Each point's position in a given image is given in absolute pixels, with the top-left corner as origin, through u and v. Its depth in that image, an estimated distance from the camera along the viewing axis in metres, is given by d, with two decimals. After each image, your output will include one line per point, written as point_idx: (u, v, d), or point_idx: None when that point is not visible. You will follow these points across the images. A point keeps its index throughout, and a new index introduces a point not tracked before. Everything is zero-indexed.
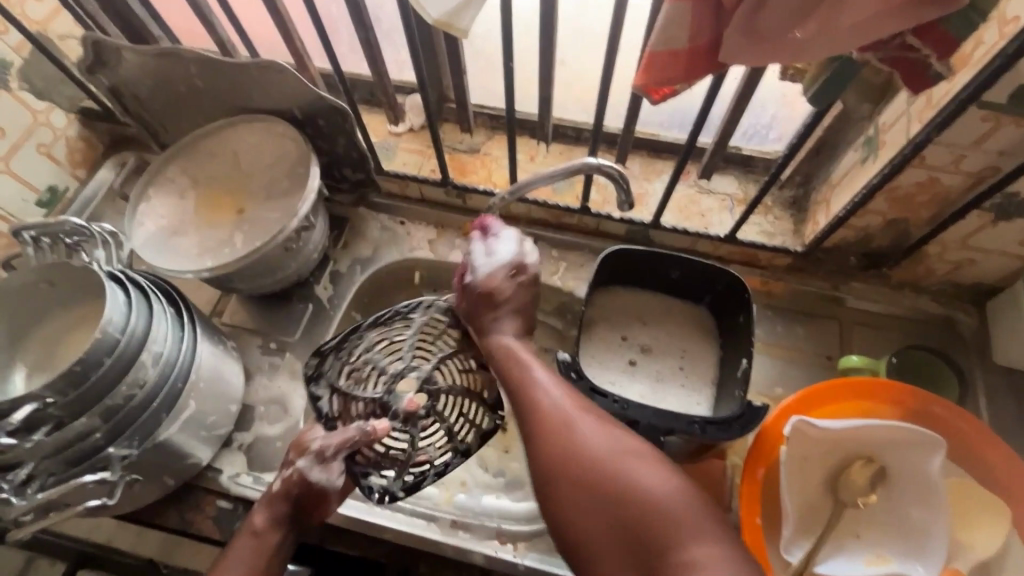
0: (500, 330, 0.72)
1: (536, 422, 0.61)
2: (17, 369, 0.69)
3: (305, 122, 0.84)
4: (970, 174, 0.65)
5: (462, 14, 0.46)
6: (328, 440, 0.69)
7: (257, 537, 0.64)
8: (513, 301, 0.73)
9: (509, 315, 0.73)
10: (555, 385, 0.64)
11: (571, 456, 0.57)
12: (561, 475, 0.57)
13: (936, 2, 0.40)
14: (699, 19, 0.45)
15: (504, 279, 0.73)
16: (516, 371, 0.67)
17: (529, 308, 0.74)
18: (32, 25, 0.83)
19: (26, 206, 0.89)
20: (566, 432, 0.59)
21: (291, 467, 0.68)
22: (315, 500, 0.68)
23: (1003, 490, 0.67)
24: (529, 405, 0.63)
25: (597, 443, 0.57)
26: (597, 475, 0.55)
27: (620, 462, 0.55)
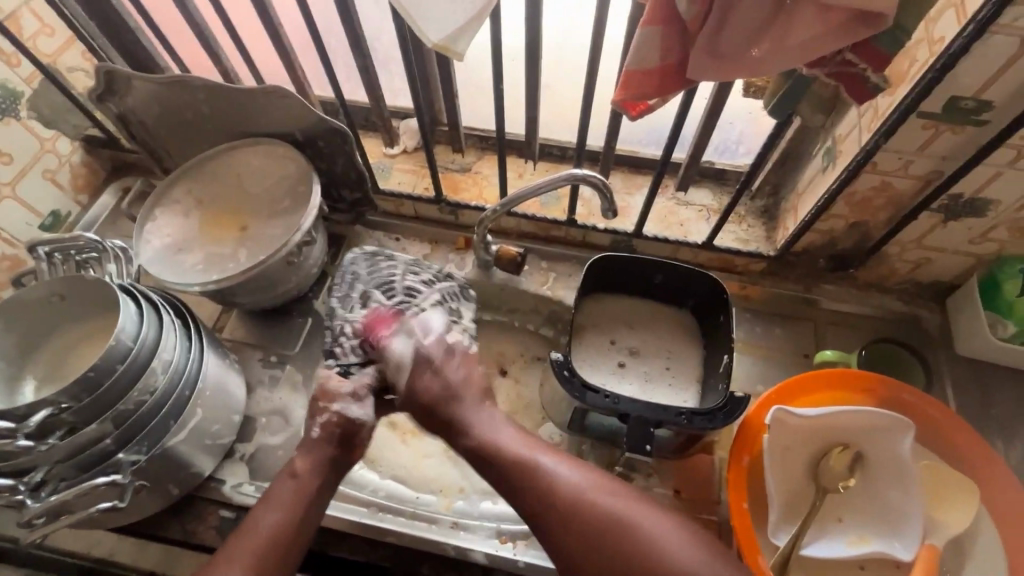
0: (464, 431, 0.66)
1: (520, 477, 0.61)
2: (27, 381, 0.71)
3: (306, 144, 0.88)
4: (918, 178, 0.72)
5: (459, 39, 0.51)
6: (356, 382, 0.72)
7: (296, 479, 0.65)
8: (456, 385, 0.69)
9: (455, 402, 0.68)
10: (546, 454, 0.62)
11: (572, 504, 0.57)
12: (572, 532, 0.57)
13: (867, 24, 0.47)
14: (668, 43, 0.52)
15: (445, 359, 0.71)
16: (488, 447, 0.64)
17: (475, 381, 0.71)
18: (43, 57, 0.87)
19: (30, 229, 0.92)
20: (645, 545, 0.54)
21: (327, 413, 0.70)
22: (355, 440, 0.70)
23: (971, 470, 0.72)
24: (514, 469, 0.61)
25: (607, 505, 0.57)
26: (629, 543, 0.55)
27: (631, 517, 0.56)
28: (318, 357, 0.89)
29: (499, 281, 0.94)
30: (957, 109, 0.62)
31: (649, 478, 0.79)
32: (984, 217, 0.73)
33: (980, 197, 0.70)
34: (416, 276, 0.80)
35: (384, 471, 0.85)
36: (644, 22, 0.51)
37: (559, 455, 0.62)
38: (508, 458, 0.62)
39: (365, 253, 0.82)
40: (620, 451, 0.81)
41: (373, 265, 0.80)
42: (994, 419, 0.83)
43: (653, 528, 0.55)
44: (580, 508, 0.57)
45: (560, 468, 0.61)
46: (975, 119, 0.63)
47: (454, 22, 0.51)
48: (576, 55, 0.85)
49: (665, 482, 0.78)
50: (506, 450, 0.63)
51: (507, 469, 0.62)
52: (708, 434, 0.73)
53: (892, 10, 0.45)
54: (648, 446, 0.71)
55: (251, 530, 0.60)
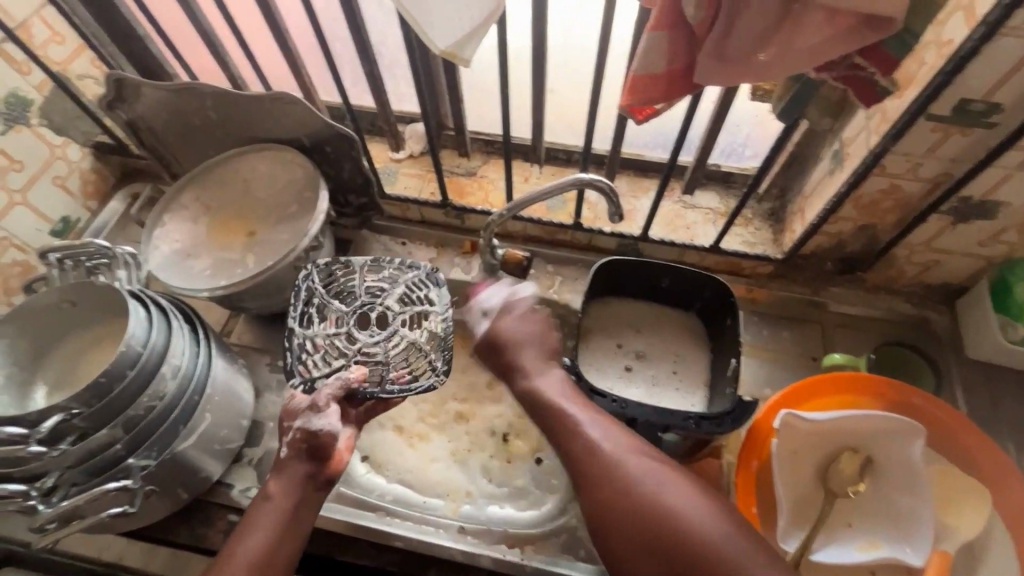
0: (523, 373, 0.72)
1: (559, 427, 0.65)
2: (38, 386, 0.71)
3: (313, 150, 0.89)
4: (927, 180, 0.71)
5: (467, 46, 0.52)
6: (316, 395, 0.68)
7: (270, 502, 0.63)
8: (526, 335, 0.75)
9: (523, 351, 0.74)
10: (589, 413, 0.65)
11: (601, 459, 0.60)
12: (595, 484, 0.60)
13: (875, 28, 0.47)
14: (675, 49, 0.52)
15: (523, 314, 0.77)
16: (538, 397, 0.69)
17: (544, 338, 0.75)
18: (53, 65, 0.88)
19: (41, 235, 0.93)
20: (676, 518, 0.55)
21: (290, 431, 0.67)
22: (326, 453, 0.66)
23: (982, 475, 0.71)
24: (556, 419, 0.66)
25: (635, 466, 0.59)
26: (649, 503, 0.56)
27: (655, 483, 0.58)
28: None
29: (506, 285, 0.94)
30: (967, 111, 0.62)
31: None
32: (994, 219, 0.72)
33: (990, 199, 0.70)
34: (374, 278, 0.80)
35: (391, 475, 0.85)
36: (651, 28, 0.51)
37: (606, 420, 0.64)
38: (553, 409, 0.67)
39: (320, 267, 0.80)
40: None
41: (329, 278, 0.80)
42: (1005, 423, 0.82)
43: (670, 488, 0.57)
44: (617, 472, 0.59)
45: (599, 427, 0.63)
46: (984, 122, 0.62)
47: (462, 29, 0.51)
48: (582, 59, 0.85)
49: None
50: (554, 408, 0.67)
51: (551, 418, 0.66)
52: (716, 438, 0.73)
53: (900, 14, 0.45)
54: (656, 450, 0.71)
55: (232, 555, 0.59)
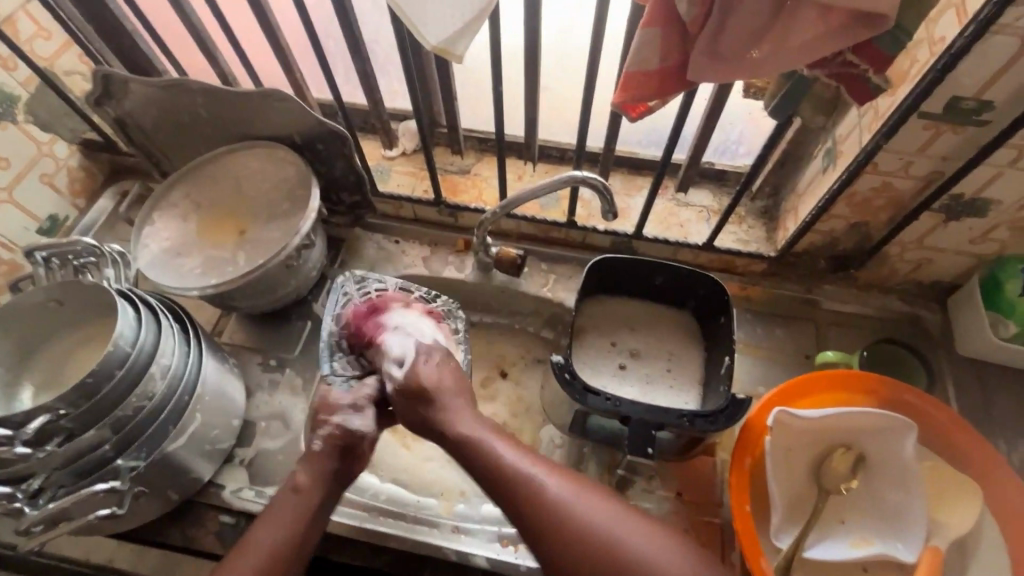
0: (451, 417, 0.68)
1: (500, 480, 0.61)
2: (24, 387, 0.70)
3: (305, 147, 0.88)
4: (919, 178, 0.72)
5: (459, 41, 0.51)
6: (355, 394, 0.73)
7: (299, 494, 0.65)
8: (446, 383, 0.71)
9: (447, 396, 0.70)
10: (528, 459, 0.62)
11: (554, 509, 0.57)
12: (551, 537, 0.56)
13: (868, 25, 0.47)
14: (669, 46, 0.52)
15: (436, 368, 0.72)
16: (473, 447, 0.64)
17: (463, 385, 0.72)
18: (40, 61, 0.87)
19: (28, 234, 0.91)
20: (630, 553, 0.54)
21: (326, 425, 0.70)
22: (356, 451, 0.70)
23: (972, 471, 0.72)
24: (495, 473, 0.61)
25: (589, 513, 0.57)
26: (608, 550, 0.55)
27: (613, 526, 0.56)
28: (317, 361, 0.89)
29: (499, 283, 0.93)
30: (959, 109, 0.62)
31: (651, 481, 0.79)
32: (985, 217, 0.73)
33: (982, 197, 0.70)
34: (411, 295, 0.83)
35: (385, 474, 0.85)
36: (644, 25, 0.51)
37: (538, 460, 0.62)
38: (488, 460, 0.62)
39: (352, 275, 0.83)
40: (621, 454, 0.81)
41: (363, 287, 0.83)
42: (996, 420, 0.83)
43: (626, 530, 0.56)
44: (562, 515, 0.57)
45: (543, 475, 0.60)
46: (975, 119, 0.63)
47: (454, 24, 0.50)
48: (575, 56, 0.85)
49: (666, 484, 0.78)
50: (492, 454, 0.62)
51: (489, 470, 0.62)
52: (710, 436, 0.73)
53: (893, 11, 0.45)
54: (649, 449, 0.71)
55: (249, 548, 0.61)
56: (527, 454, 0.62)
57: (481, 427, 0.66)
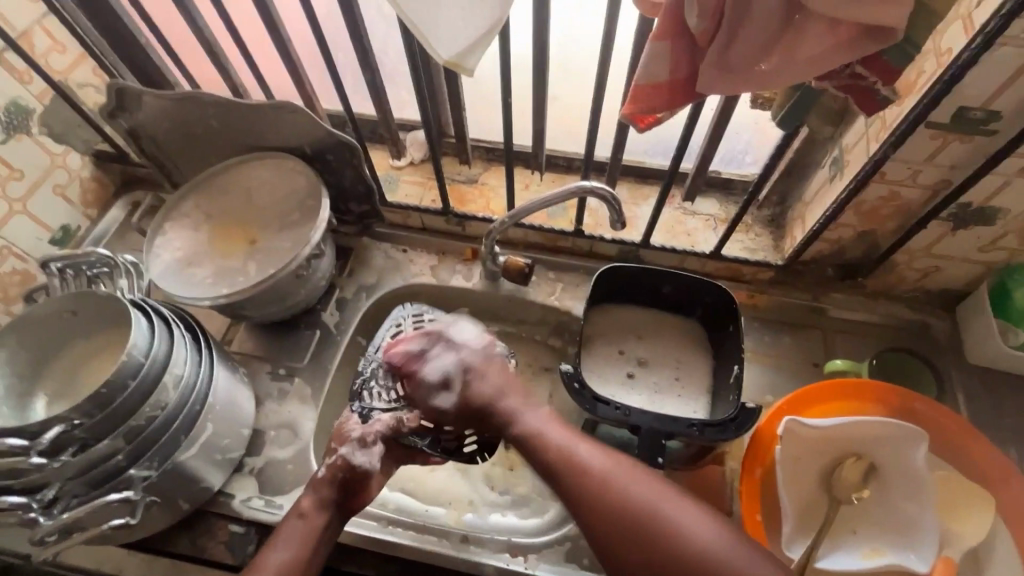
0: (511, 418, 0.70)
1: (554, 460, 0.64)
2: (38, 396, 0.71)
3: (315, 158, 0.89)
4: (926, 187, 0.72)
5: (470, 55, 0.52)
6: (367, 428, 0.73)
7: (306, 518, 0.65)
8: (500, 390, 0.73)
9: (500, 403, 0.72)
10: (583, 443, 0.65)
11: (605, 486, 0.60)
12: (600, 513, 0.58)
13: (876, 38, 0.47)
14: (678, 59, 0.52)
15: (485, 374, 0.74)
16: (530, 434, 0.67)
17: (515, 381, 0.74)
18: (54, 75, 0.88)
19: (41, 244, 0.92)
20: (671, 524, 0.56)
21: (334, 454, 0.71)
22: (356, 488, 0.69)
23: (984, 480, 0.72)
24: (549, 455, 0.64)
25: (640, 492, 0.59)
26: (659, 526, 0.56)
27: (665, 506, 0.58)
28: (326, 370, 0.89)
29: (507, 292, 0.93)
30: (966, 119, 0.62)
31: None
32: (994, 225, 0.73)
33: (990, 205, 0.70)
34: None
35: (393, 484, 0.86)
36: (653, 37, 0.52)
37: (588, 441, 0.65)
38: (544, 443, 0.66)
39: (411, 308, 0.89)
40: (629, 463, 0.81)
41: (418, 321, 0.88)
42: (1007, 428, 0.82)
43: (679, 511, 0.57)
44: (606, 488, 0.59)
45: (598, 458, 0.62)
46: (983, 129, 0.63)
47: (466, 39, 0.51)
48: (583, 68, 0.86)
49: None
50: (546, 439, 0.66)
51: (545, 453, 0.65)
52: (720, 445, 0.73)
53: (902, 25, 0.46)
54: (660, 457, 0.71)
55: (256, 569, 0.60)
56: (581, 438, 0.65)
57: (543, 419, 0.69)
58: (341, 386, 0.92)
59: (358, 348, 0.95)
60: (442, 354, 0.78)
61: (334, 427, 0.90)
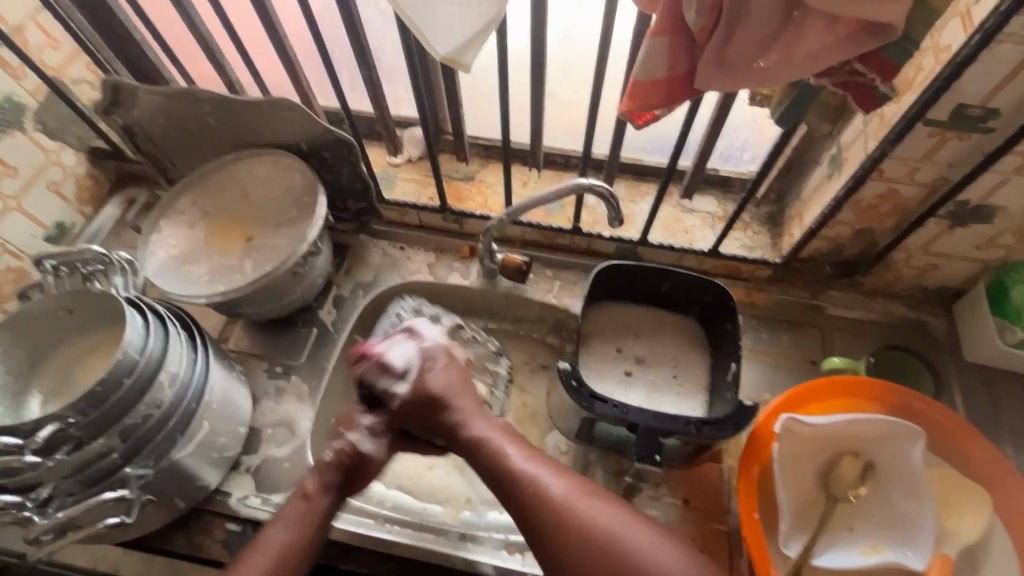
0: (462, 423, 0.68)
1: (510, 481, 0.62)
2: (33, 394, 0.71)
3: (311, 155, 0.89)
4: (924, 185, 0.72)
5: (467, 51, 0.52)
6: (377, 416, 0.73)
7: (309, 500, 0.66)
8: (450, 390, 0.71)
9: (451, 404, 0.70)
10: (540, 463, 0.63)
11: (563, 510, 0.58)
12: (558, 538, 0.58)
13: (874, 34, 0.47)
14: (677, 55, 0.52)
15: (445, 371, 0.73)
16: (486, 451, 0.65)
17: (471, 389, 0.72)
18: (48, 71, 0.87)
19: (35, 242, 0.92)
20: (627, 549, 0.56)
21: (342, 438, 0.70)
22: (361, 474, 0.70)
23: (980, 477, 0.72)
24: (505, 475, 0.63)
25: (600, 517, 0.58)
26: (616, 553, 0.56)
27: (622, 528, 0.58)
28: (323, 368, 0.89)
29: (505, 289, 0.93)
30: (964, 117, 0.62)
31: (658, 488, 0.78)
32: (991, 223, 0.73)
33: (987, 203, 0.70)
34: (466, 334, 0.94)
35: (390, 482, 0.85)
36: (651, 34, 0.51)
37: (544, 460, 0.63)
38: (499, 463, 0.64)
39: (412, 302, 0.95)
40: (627, 461, 0.81)
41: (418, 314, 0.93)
42: (1004, 426, 0.82)
43: (636, 535, 0.57)
44: (568, 516, 0.58)
45: (557, 481, 0.61)
46: (981, 127, 0.63)
47: (463, 34, 0.51)
48: (581, 64, 0.86)
49: (674, 491, 0.78)
50: (500, 457, 0.64)
51: (499, 473, 0.63)
52: (718, 443, 0.73)
53: (901, 21, 0.46)
54: (658, 456, 0.72)
55: (259, 552, 0.61)
56: (536, 456, 0.64)
57: (496, 429, 0.68)
58: (338, 384, 0.91)
59: (355, 346, 0.94)
60: (402, 348, 0.76)
61: (331, 425, 0.90)
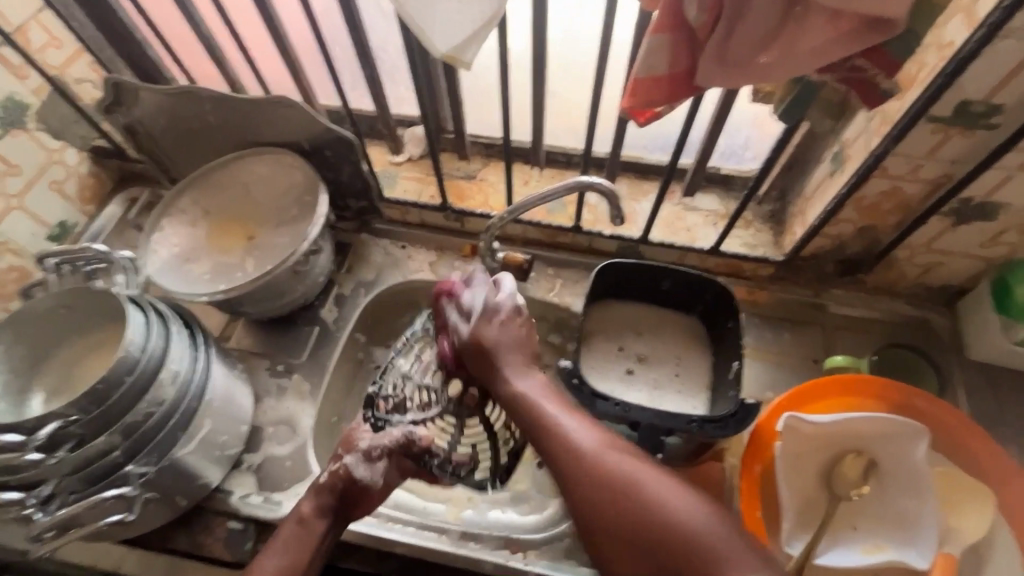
0: (508, 371, 0.72)
1: (542, 430, 0.64)
2: (35, 393, 0.71)
3: (313, 154, 0.89)
4: (927, 182, 0.72)
5: (468, 48, 0.52)
6: (375, 440, 0.73)
7: (304, 524, 0.66)
8: (510, 344, 0.74)
9: (508, 357, 0.73)
10: (574, 417, 0.64)
11: (587, 459, 0.59)
12: (581, 483, 0.59)
13: (877, 29, 0.47)
14: (678, 51, 0.52)
15: (501, 324, 0.75)
16: (525, 404, 0.67)
17: (526, 345, 0.75)
18: (50, 70, 0.88)
19: (38, 241, 0.92)
20: (649, 500, 0.55)
21: (337, 462, 0.71)
22: (359, 496, 0.70)
23: (985, 476, 0.72)
24: (536, 425, 0.65)
25: (621, 467, 0.58)
26: (637, 502, 0.55)
27: (645, 482, 0.57)
28: (324, 366, 0.89)
29: None
30: (967, 113, 0.62)
31: None
32: (994, 221, 0.72)
33: (991, 200, 0.70)
34: None
35: None
36: (652, 30, 0.51)
37: (581, 416, 0.64)
38: (535, 413, 0.66)
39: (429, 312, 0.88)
40: None
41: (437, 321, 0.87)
42: (1008, 424, 0.82)
43: (660, 490, 0.56)
44: (597, 465, 0.59)
45: (587, 434, 0.62)
46: (984, 124, 0.63)
47: (463, 31, 0.51)
48: (582, 62, 0.85)
49: None
50: (536, 409, 0.66)
51: (534, 423, 0.65)
52: (720, 442, 0.73)
53: (903, 16, 0.45)
54: (658, 452, 0.72)
55: None
56: (574, 412, 0.65)
57: (543, 389, 0.69)
58: (340, 382, 0.91)
59: (357, 344, 0.94)
60: (477, 296, 0.78)
61: (332, 424, 0.90)
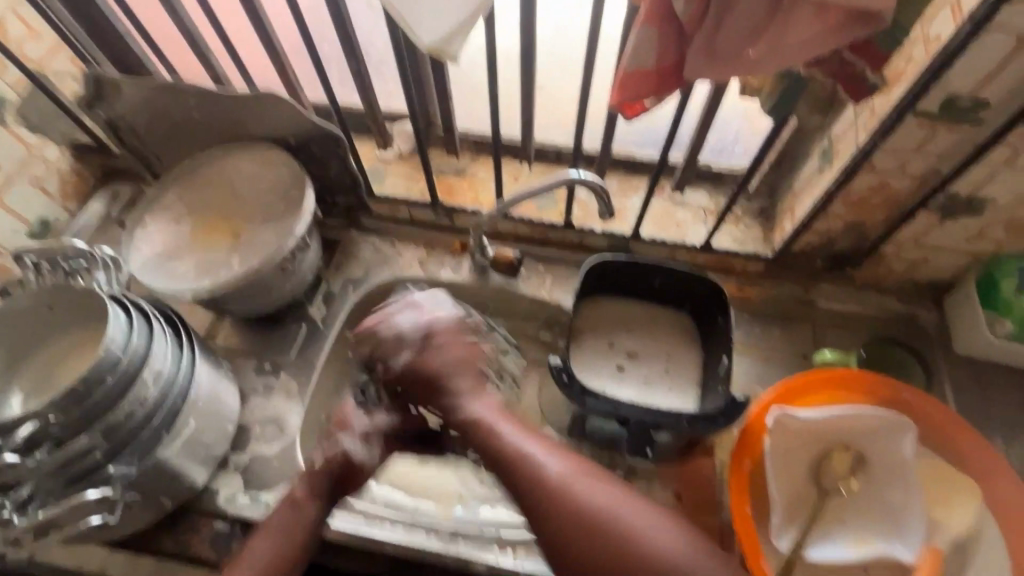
0: (454, 399, 0.62)
1: (509, 464, 0.55)
2: (15, 393, 0.70)
3: (299, 149, 0.87)
4: (915, 177, 0.72)
5: (452, 40, 0.50)
6: (372, 420, 0.72)
7: (298, 507, 0.65)
8: (453, 364, 0.64)
9: (451, 380, 0.63)
10: (542, 444, 0.56)
11: (564, 496, 0.52)
12: (558, 523, 0.51)
13: (862, 22, 0.47)
14: (666, 45, 0.51)
15: (455, 343, 0.66)
16: (481, 431, 0.58)
17: (474, 358, 0.66)
18: (28, 63, 0.86)
19: (17, 238, 0.90)
20: (631, 533, 0.50)
21: (331, 443, 0.69)
22: (349, 479, 0.68)
23: (972, 469, 0.72)
24: (500, 455, 0.56)
25: (598, 498, 0.52)
26: (618, 538, 0.50)
27: (625, 513, 0.51)
28: (312, 364, 0.88)
29: (496, 285, 0.92)
30: (955, 107, 0.62)
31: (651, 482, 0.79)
32: (981, 216, 0.73)
33: (978, 195, 0.70)
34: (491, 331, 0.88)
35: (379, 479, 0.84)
36: (641, 21, 0.50)
37: (549, 443, 0.57)
38: (498, 444, 0.56)
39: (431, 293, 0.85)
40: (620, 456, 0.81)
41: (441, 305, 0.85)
42: (994, 418, 0.82)
43: (642, 521, 0.51)
44: (567, 502, 0.52)
45: (559, 464, 0.54)
46: (972, 118, 0.63)
47: (448, 24, 0.50)
48: None
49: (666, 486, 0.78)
50: (496, 437, 0.57)
51: (497, 454, 0.56)
52: (709, 436, 0.73)
53: (889, 9, 0.45)
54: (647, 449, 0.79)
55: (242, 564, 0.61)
56: (535, 437, 0.57)
57: (497, 411, 0.60)
58: (328, 381, 0.90)
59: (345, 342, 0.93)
60: (406, 316, 0.71)
61: (321, 423, 0.89)
